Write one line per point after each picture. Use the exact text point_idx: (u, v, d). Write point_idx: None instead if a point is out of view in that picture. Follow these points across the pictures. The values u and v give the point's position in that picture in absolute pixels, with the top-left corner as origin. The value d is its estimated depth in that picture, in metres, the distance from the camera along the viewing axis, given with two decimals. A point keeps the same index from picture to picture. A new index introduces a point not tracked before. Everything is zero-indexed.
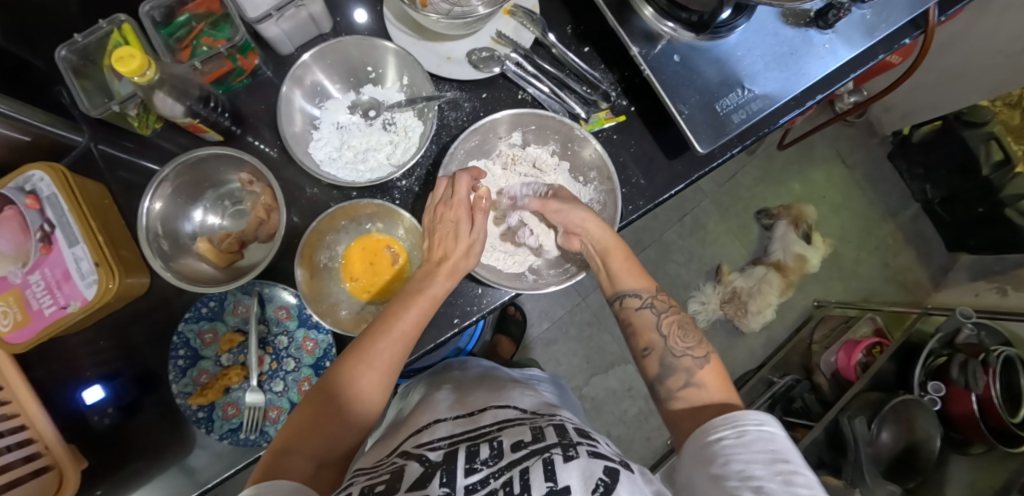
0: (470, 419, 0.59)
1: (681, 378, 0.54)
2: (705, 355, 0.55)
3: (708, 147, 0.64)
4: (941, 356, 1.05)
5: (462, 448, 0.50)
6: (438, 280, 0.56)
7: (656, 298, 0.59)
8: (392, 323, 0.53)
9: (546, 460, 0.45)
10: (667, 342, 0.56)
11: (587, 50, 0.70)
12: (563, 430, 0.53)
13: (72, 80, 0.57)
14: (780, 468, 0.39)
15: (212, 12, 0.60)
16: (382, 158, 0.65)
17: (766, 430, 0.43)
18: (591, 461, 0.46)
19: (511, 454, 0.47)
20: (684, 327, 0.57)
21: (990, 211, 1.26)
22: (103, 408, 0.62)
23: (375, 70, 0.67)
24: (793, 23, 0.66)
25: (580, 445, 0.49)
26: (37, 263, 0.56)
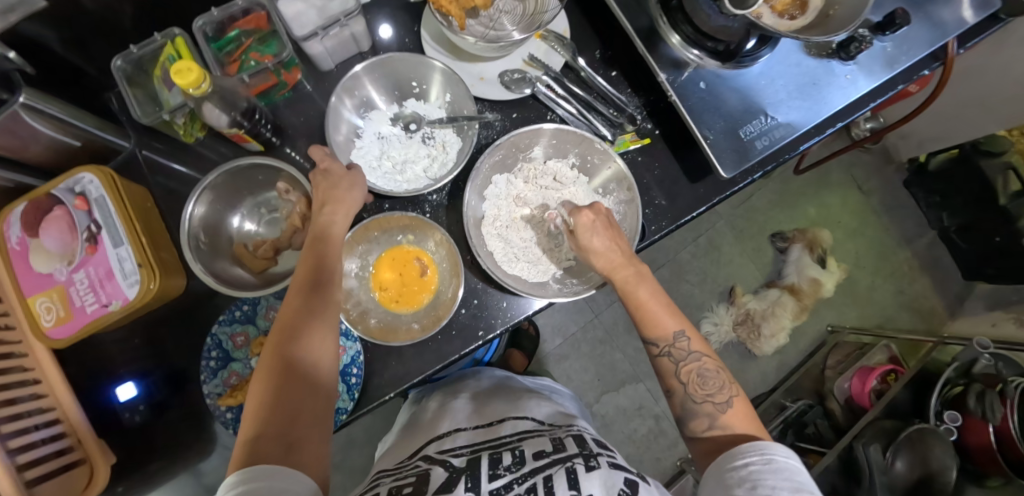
0: (490, 429, 0.60)
1: (704, 421, 0.53)
2: (728, 398, 0.53)
3: (731, 172, 0.66)
4: (957, 385, 1.05)
5: (485, 456, 0.51)
6: (335, 223, 0.56)
7: (676, 346, 0.56)
8: (321, 256, 0.53)
9: (569, 469, 0.47)
10: (687, 388, 0.55)
11: (614, 74, 0.73)
12: (582, 441, 0.55)
13: (126, 88, 0.60)
14: None
15: (259, 28, 0.63)
16: (419, 171, 0.67)
17: (792, 463, 0.44)
18: (611, 471, 0.47)
19: (533, 462, 0.49)
20: (704, 374, 0.55)
21: (1007, 240, 1.25)
22: (135, 406, 0.64)
23: (420, 85, 0.70)
24: (816, 54, 0.68)
25: (601, 456, 0.51)
26: (82, 261, 0.59)
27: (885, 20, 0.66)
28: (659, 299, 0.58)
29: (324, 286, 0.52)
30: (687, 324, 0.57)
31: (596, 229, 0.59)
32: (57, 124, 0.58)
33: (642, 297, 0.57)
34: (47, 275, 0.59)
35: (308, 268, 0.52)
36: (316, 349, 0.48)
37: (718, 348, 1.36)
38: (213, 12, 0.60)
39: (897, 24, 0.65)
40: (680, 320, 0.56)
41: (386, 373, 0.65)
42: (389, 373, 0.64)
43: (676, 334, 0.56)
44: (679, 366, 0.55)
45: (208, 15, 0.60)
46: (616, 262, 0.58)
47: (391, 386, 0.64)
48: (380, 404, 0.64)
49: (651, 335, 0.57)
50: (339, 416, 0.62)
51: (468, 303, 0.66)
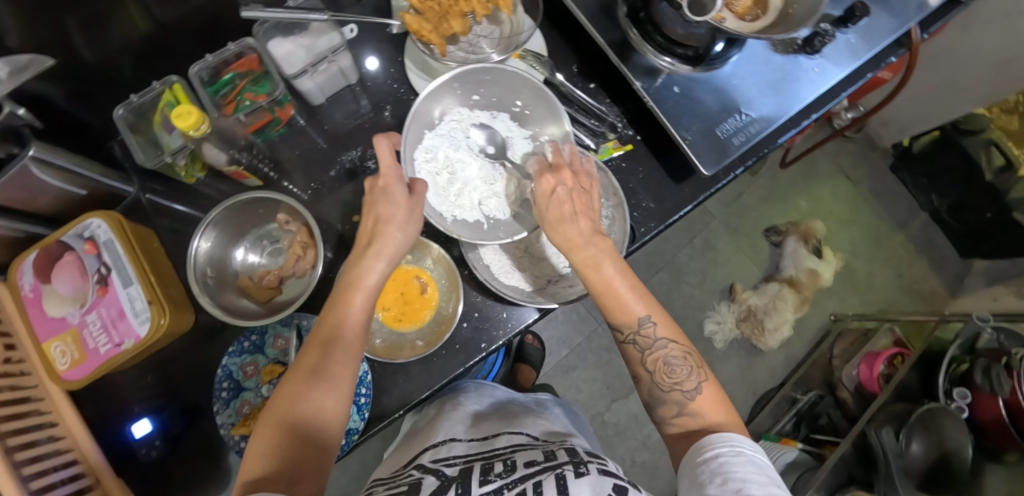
0: (485, 442, 0.66)
1: (673, 408, 0.53)
2: (697, 385, 0.53)
3: (712, 169, 0.68)
4: (963, 362, 1.06)
5: (477, 465, 0.58)
6: (373, 263, 0.52)
7: (640, 334, 0.55)
8: (352, 293, 0.51)
9: (559, 476, 0.49)
10: (654, 377, 0.55)
11: (593, 86, 0.76)
12: (575, 452, 0.58)
13: (128, 135, 0.63)
14: (773, 491, 0.41)
15: (252, 70, 0.67)
16: (475, 198, 0.68)
17: (760, 457, 0.45)
18: (600, 478, 0.49)
19: (524, 469, 0.53)
20: (670, 363, 0.54)
21: (999, 216, 1.29)
22: (151, 442, 0.65)
23: (521, 108, 0.71)
24: (782, 51, 0.71)
25: (591, 462, 0.53)
26: (94, 303, 0.61)
27: (846, 14, 0.69)
28: (622, 281, 0.55)
29: (343, 337, 0.49)
30: (654, 309, 0.55)
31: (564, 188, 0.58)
32: (65, 174, 0.61)
33: (607, 279, 0.55)
34: (60, 319, 0.61)
35: (331, 319, 0.50)
36: (336, 388, 0.47)
37: (723, 346, 1.37)
38: (207, 58, 0.64)
39: (858, 16, 0.68)
40: (648, 305, 0.55)
41: (395, 391, 0.66)
42: (398, 391, 0.66)
43: (641, 319, 0.54)
44: (645, 355, 0.55)
45: (203, 62, 0.64)
46: (574, 239, 0.56)
47: (400, 403, 0.66)
48: (388, 424, 0.65)
49: (615, 321, 0.56)
50: (353, 436, 0.63)
51: (470, 317, 0.68)
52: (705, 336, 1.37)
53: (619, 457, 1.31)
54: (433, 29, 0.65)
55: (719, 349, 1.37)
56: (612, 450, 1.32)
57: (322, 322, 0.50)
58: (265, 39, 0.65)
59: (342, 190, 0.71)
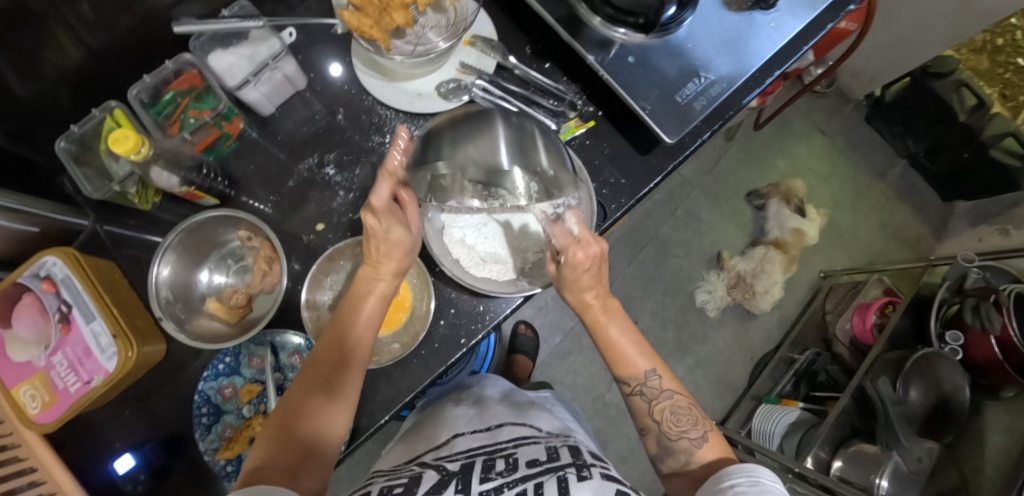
0: (489, 434, 0.65)
1: (681, 457, 0.54)
2: (702, 435, 0.54)
3: (675, 136, 0.67)
4: (953, 304, 1.06)
5: (478, 461, 0.56)
6: (384, 282, 0.56)
7: (647, 385, 0.56)
8: (360, 307, 0.54)
9: (561, 478, 0.49)
10: (661, 426, 0.55)
11: (548, 66, 0.74)
12: (578, 452, 0.58)
13: (73, 168, 0.61)
14: None
15: (195, 86, 0.65)
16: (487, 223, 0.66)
17: (778, 487, 0.43)
18: (603, 484, 0.49)
19: (526, 469, 0.52)
20: (677, 411, 0.55)
21: (975, 155, 1.28)
22: (136, 476, 0.62)
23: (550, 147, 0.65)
24: (736, 9, 0.70)
25: (594, 466, 0.53)
26: (59, 343, 0.59)
27: None
28: (633, 340, 0.58)
29: (349, 354, 0.52)
30: (658, 363, 0.57)
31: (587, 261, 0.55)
32: (14, 215, 0.59)
33: (613, 338, 0.58)
34: (27, 363, 0.59)
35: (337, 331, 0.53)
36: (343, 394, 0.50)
37: (717, 315, 1.36)
38: (146, 79, 0.63)
39: None
40: (651, 359, 0.57)
41: (387, 388, 0.65)
42: (382, 395, 0.65)
43: (646, 373, 0.56)
44: (652, 405, 0.56)
45: (142, 83, 0.62)
46: (594, 296, 0.58)
47: (385, 410, 0.64)
48: (377, 430, 0.64)
49: (622, 374, 0.58)
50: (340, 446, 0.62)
51: (445, 314, 0.67)
52: (697, 306, 1.36)
53: (624, 437, 1.31)
54: (375, 24, 0.63)
55: (712, 318, 1.36)
56: (616, 431, 1.32)
57: (330, 332, 0.53)
58: (203, 54, 0.63)
59: (303, 199, 0.69)
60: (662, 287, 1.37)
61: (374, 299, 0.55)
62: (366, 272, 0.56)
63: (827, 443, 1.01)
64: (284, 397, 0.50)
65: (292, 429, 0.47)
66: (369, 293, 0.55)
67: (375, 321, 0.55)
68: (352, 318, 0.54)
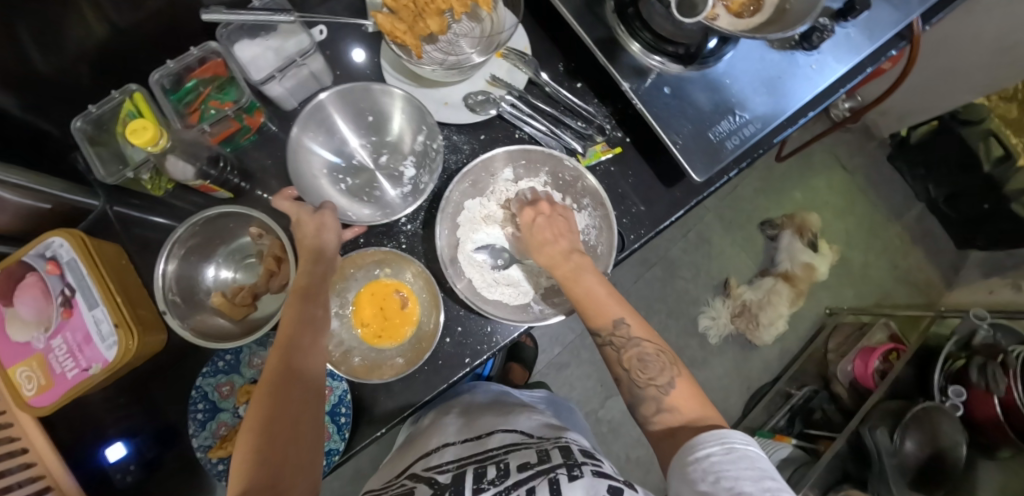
0: (478, 443, 0.63)
1: (651, 406, 0.50)
2: (670, 380, 0.51)
3: (704, 174, 0.65)
4: (959, 359, 1.04)
5: (470, 470, 0.55)
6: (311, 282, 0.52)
7: (615, 335, 0.53)
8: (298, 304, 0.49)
9: (552, 480, 0.47)
10: (629, 375, 0.52)
11: (579, 86, 0.73)
12: (569, 451, 0.55)
13: (87, 148, 0.60)
14: (769, 487, 0.39)
15: (218, 75, 0.63)
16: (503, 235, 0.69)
17: (752, 450, 0.42)
18: (594, 480, 0.47)
19: (517, 474, 0.50)
20: (645, 357, 0.52)
21: (995, 207, 1.26)
22: (125, 466, 0.63)
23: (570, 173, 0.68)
24: (779, 47, 0.68)
25: (585, 464, 0.51)
26: (59, 327, 0.58)
27: (846, 7, 0.67)
28: (602, 289, 0.55)
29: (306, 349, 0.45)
30: (628, 310, 0.54)
31: (546, 224, 0.60)
32: (24, 192, 0.57)
33: (586, 289, 0.55)
34: (26, 343, 0.58)
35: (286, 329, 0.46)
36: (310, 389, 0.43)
37: (718, 341, 1.35)
38: (169, 64, 0.60)
39: (857, 10, 0.66)
40: (622, 306, 0.54)
41: (388, 400, 0.64)
42: (381, 409, 0.64)
43: (614, 322, 0.53)
44: (620, 354, 0.53)
45: (165, 68, 0.61)
46: (554, 256, 0.58)
47: (383, 422, 0.64)
48: (372, 441, 0.63)
49: (593, 325, 0.55)
50: (336, 455, 0.61)
51: (452, 331, 0.66)
52: (699, 331, 1.35)
53: (614, 455, 1.31)
54: (408, 30, 0.61)
55: (713, 344, 1.35)
56: (607, 447, 1.32)
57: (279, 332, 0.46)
58: (229, 43, 0.61)
59: None
60: (665, 308, 1.36)
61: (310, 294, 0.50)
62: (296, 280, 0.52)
63: (816, 485, 1.00)
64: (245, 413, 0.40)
65: (265, 442, 0.38)
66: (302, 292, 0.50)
67: (320, 314, 0.50)
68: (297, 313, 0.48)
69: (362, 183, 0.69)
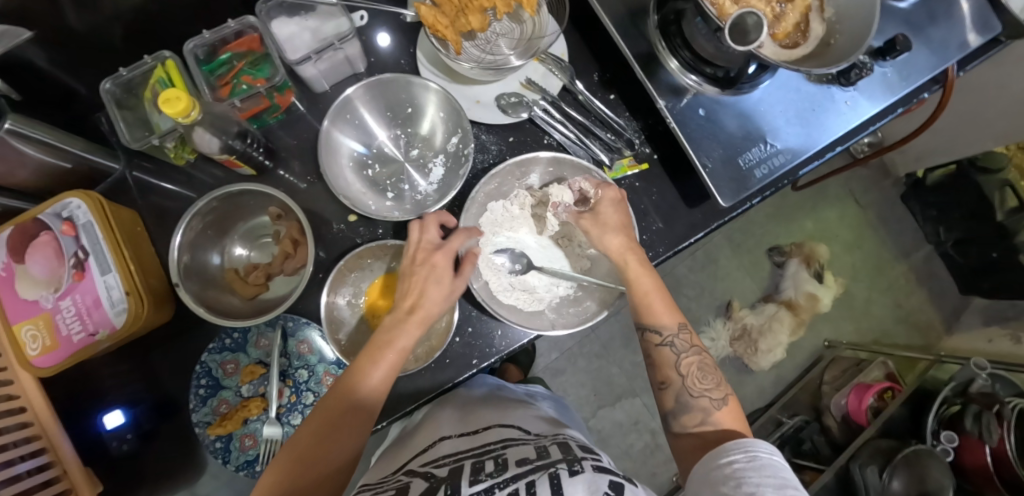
0: (475, 435, 0.56)
1: (696, 417, 0.52)
2: (724, 397, 0.53)
3: (730, 200, 0.65)
4: (954, 404, 1.04)
5: (467, 464, 0.49)
6: (408, 330, 0.51)
7: (680, 336, 0.56)
8: (381, 356, 0.50)
9: (552, 475, 0.43)
10: (685, 380, 0.54)
11: (613, 97, 0.72)
12: (567, 447, 0.52)
13: (115, 111, 0.59)
14: (789, 493, 0.39)
15: (252, 51, 0.62)
16: (519, 241, 0.69)
17: (776, 460, 0.43)
18: (596, 475, 0.44)
19: (517, 468, 0.46)
20: (704, 368, 0.54)
21: (1003, 256, 1.26)
22: (122, 435, 0.64)
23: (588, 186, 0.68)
24: (815, 80, 0.67)
25: (585, 460, 0.48)
26: (69, 288, 0.57)
27: (886, 46, 0.67)
28: (661, 294, 0.58)
29: (360, 406, 0.48)
30: (685, 319, 0.57)
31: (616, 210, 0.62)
32: (46, 148, 0.57)
33: (648, 286, 0.58)
34: (33, 301, 0.58)
35: (356, 374, 0.49)
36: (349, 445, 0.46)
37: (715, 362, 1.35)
38: (204, 34, 0.60)
39: (898, 50, 0.66)
40: (679, 314, 0.57)
41: (390, 391, 0.65)
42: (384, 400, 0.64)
43: (676, 327, 0.56)
44: (680, 358, 0.55)
45: (199, 38, 0.60)
46: (625, 247, 0.60)
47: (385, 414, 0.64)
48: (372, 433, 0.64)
49: (649, 324, 0.57)
50: None
51: (462, 331, 0.66)
52: None
53: None
54: (449, 24, 0.61)
55: None
56: None
57: (353, 372, 0.49)
58: (268, 19, 0.60)
59: None
60: None
61: (397, 349, 0.50)
62: (396, 318, 0.52)
63: None
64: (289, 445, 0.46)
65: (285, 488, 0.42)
66: (390, 343, 0.50)
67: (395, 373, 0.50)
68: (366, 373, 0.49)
69: (389, 171, 0.69)
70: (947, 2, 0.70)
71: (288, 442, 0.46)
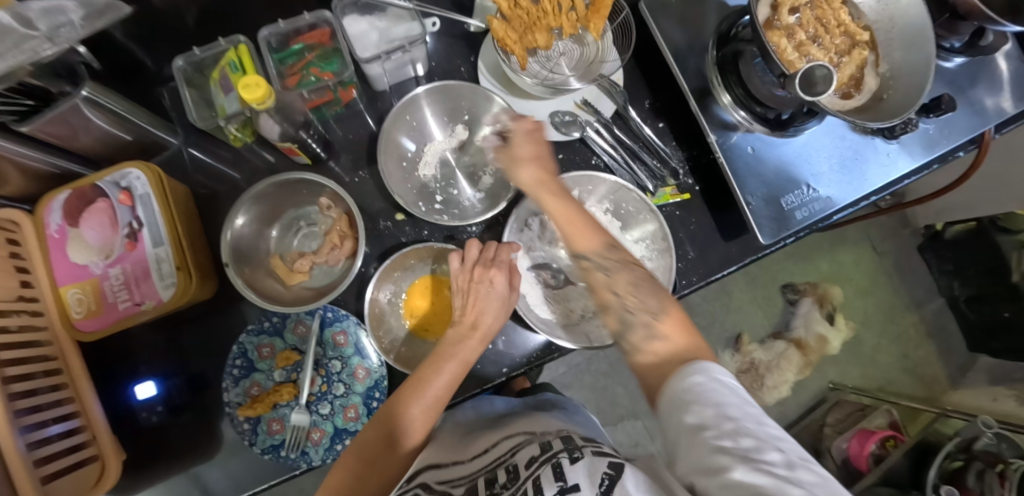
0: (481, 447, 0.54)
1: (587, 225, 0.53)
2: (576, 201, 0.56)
3: (769, 239, 0.67)
4: (956, 460, 1.05)
5: (481, 479, 0.47)
6: (471, 344, 0.56)
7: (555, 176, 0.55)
8: (444, 367, 0.54)
9: (555, 464, 0.43)
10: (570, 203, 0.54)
11: (661, 125, 0.74)
12: (570, 439, 0.50)
13: (184, 89, 0.60)
14: (756, 414, 0.38)
15: (322, 44, 0.63)
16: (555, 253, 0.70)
17: (732, 380, 0.41)
18: (595, 458, 0.43)
19: (526, 471, 0.45)
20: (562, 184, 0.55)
21: (1015, 317, 1.28)
22: (153, 406, 0.63)
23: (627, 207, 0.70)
24: (860, 131, 0.69)
25: (585, 447, 0.47)
26: (120, 257, 0.58)
27: (931, 103, 0.69)
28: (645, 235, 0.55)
29: (423, 412, 0.53)
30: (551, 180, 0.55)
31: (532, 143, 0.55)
32: (114, 118, 0.58)
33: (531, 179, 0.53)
34: (82, 266, 0.58)
35: (420, 381, 0.54)
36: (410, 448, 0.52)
37: None
38: (280, 24, 0.61)
39: (942, 109, 0.68)
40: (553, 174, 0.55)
41: None
42: None
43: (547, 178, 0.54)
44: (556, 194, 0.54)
45: (274, 27, 0.62)
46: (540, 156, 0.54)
47: None
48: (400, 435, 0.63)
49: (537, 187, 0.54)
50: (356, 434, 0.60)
51: (495, 339, 0.68)
52: None
53: None
54: (517, 40, 0.63)
55: None
56: None
57: (418, 378, 0.54)
58: (341, 15, 0.62)
59: None
60: None
61: (458, 362, 0.55)
62: (460, 330, 0.57)
63: None
64: (358, 441, 0.52)
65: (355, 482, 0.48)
66: (454, 355, 0.55)
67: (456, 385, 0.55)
68: (429, 381, 0.53)
69: (440, 175, 0.71)
70: (990, 65, 0.72)
71: (357, 438, 0.52)
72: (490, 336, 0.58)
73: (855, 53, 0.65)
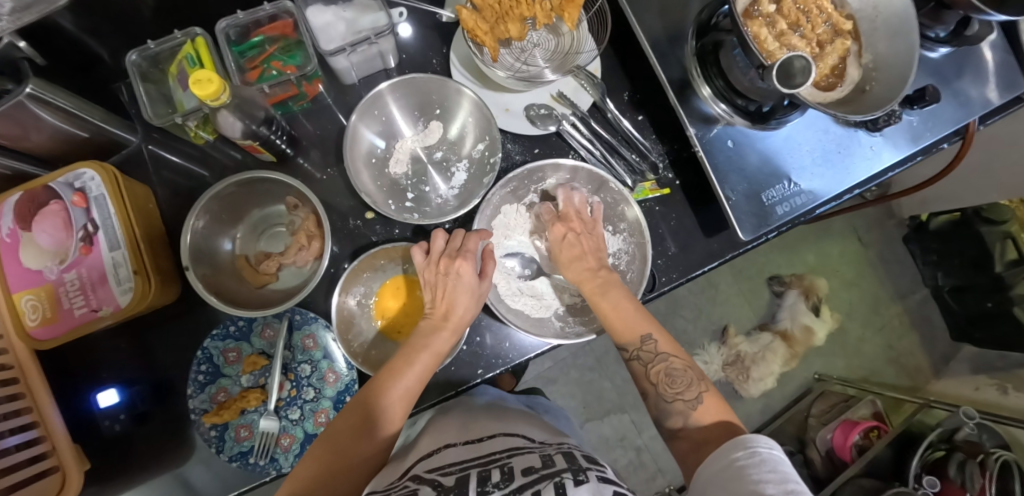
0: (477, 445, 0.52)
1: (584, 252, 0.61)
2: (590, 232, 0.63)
3: (749, 235, 0.65)
4: (939, 450, 1.06)
5: (473, 473, 0.45)
6: (443, 336, 0.55)
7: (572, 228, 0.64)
8: (416, 359, 0.53)
9: (557, 483, 0.40)
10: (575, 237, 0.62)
11: (641, 118, 0.72)
12: (573, 458, 0.47)
13: (139, 84, 0.57)
14: (792, 489, 0.38)
15: (285, 36, 0.61)
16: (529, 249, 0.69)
17: (776, 453, 0.41)
18: (600, 485, 0.41)
19: (523, 478, 0.42)
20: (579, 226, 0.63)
21: (997, 307, 1.29)
22: (115, 414, 0.61)
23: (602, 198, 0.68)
24: (843, 123, 0.67)
25: (590, 470, 0.44)
26: (75, 262, 0.56)
27: (916, 95, 0.67)
28: (629, 307, 0.56)
29: (394, 404, 0.51)
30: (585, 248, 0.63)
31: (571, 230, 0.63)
32: (65, 116, 0.55)
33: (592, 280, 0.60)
34: (37, 271, 0.56)
35: (390, 373, 0.52)
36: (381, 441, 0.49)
37: None
38: (238, 15, 0.58)
39: (927, 101, 0.66)
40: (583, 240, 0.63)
41: None
42: None
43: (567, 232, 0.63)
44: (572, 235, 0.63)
45: (233, 18, 0.58)
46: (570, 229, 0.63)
47: None
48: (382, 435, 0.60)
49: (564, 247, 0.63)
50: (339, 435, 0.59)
51: (470, 340, 0.66)
52: None
53: None
54: (489, 30, 0.60)
55: None
56: None
57: (388, 371, 0.52)
58: (304, 5, 0.58)
59: None
60: None
61: (430, 354, 0.53)
62: (431, 323, 0.56)
63: None
64: (326, 437, 0.49)
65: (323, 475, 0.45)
66: (426, 347, 0.54)
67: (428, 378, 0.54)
68: (400, 373, 0.52)
69: (412, 171, 0.69)
70: (976, 57, 0.71)
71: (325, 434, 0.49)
72: (462, 328, 0.56)
73: (838, 43, 0.63)
